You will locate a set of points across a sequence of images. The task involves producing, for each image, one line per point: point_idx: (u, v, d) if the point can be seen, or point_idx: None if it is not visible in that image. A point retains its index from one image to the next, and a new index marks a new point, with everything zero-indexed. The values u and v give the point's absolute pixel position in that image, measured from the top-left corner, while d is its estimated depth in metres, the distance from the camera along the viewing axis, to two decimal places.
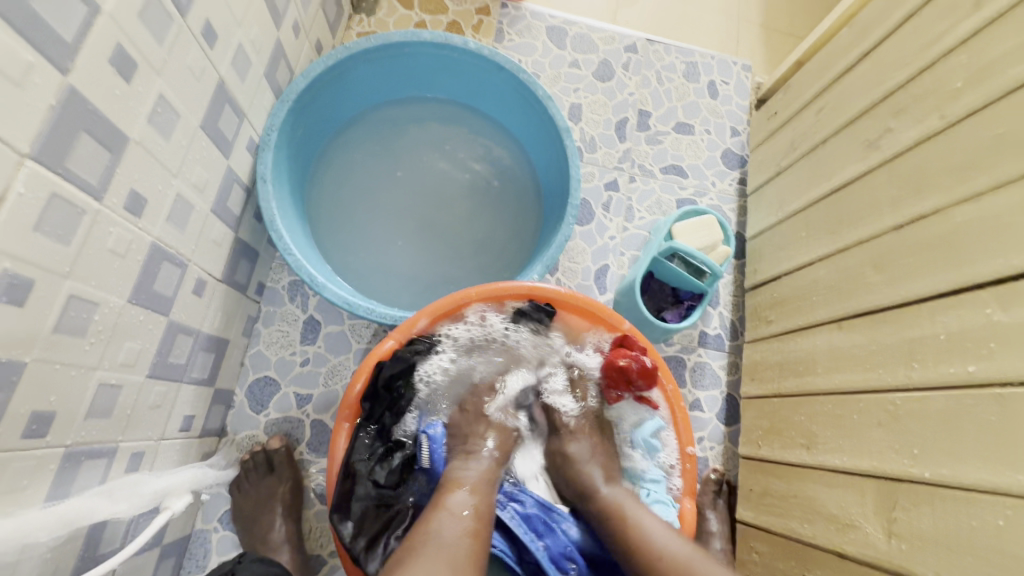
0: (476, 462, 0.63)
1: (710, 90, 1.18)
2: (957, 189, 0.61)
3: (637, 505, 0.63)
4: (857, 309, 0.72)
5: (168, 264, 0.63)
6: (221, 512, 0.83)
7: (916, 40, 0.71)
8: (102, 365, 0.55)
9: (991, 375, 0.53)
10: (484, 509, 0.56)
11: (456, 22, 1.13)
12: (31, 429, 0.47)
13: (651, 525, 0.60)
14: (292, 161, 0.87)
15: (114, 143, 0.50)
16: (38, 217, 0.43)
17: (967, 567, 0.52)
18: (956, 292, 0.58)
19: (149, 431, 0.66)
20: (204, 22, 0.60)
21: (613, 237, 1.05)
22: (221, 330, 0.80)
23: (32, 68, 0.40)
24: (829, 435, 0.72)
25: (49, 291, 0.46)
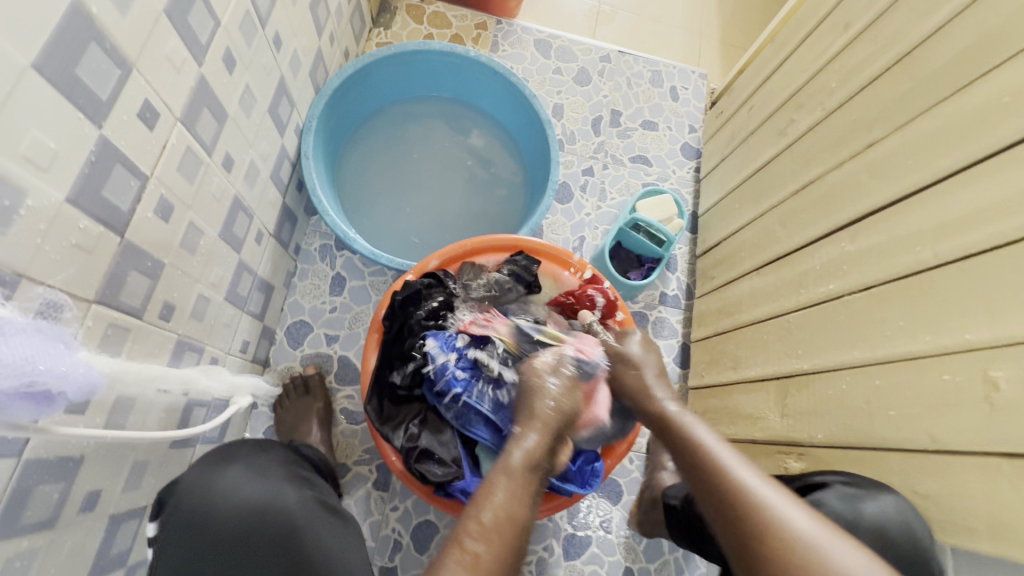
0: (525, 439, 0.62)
1: (672, 94, 1.40)
2: (831, 161, 0.82)
3: (738, 465, 0.53)
4: (770, 257, 0.93)
5: (242, 214, 0.83)
6: (265, 426, 1.03)
7: (813, 51, 0.93)
8: (201, 280, 0.75)
9: (844, 289, 0.74)
10: (516, 514, 0.53)
11: (458, 35, 1.35)
12: (163, 313, 0.67)
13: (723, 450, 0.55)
14: (326, 145, 1.08)
15: (220, 116, 0.71)
16: (179, 161, 0.63)
17: (825, 424, 0.72)
18: (827, 235, 0.80)
19: (222, 343, 0.85)
20: (275, 32, 0.81)
21: (588, 214, 1.27)
22: (270, 276, 1.00)
23: (186, 60, 0.61)
24: (748, 355, 0.93)
25: (180, 216, 0.66)
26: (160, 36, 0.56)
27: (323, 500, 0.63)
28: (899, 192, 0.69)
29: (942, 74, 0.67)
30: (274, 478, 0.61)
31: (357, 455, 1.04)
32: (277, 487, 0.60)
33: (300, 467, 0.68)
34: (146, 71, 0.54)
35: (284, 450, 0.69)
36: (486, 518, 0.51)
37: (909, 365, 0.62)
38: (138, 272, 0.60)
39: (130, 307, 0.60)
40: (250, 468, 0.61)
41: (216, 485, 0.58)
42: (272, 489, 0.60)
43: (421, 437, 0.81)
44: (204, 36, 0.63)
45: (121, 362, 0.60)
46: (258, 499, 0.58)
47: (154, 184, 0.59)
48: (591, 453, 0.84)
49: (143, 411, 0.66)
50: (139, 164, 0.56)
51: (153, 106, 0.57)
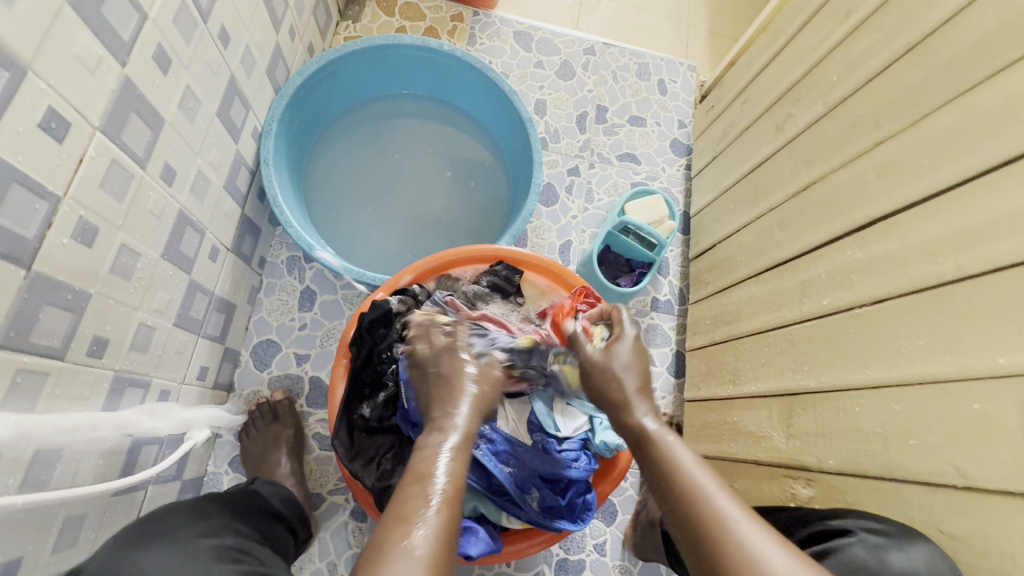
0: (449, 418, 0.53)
1: (659, 87, 1.33)
2: (833, 160, 0.76)
3: (696, 469, 0.47)
4: (770, 262, 0.87)
5: (190, 229, 0.75)
6: (230, 457, 0.94)
7: (811, 41, 0.87)
8: (142, 307, 0.66)
9: (853, 300, 0.68)
10: (461, 475, 0.48)
11: (432, 28, 1.26)
12: (94, 349, 0.59)
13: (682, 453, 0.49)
14: (289, 149, 0.99)
15: (155, 123, 0.62)
16: (103, 177, 0.55)
17: (837, 448, 0.67)
18: (833, 241, 0.74)
19: (174, 373, 0.77)
20: (220, 26, 0.73)
21: (575, 216, 1.20)
22: (230, 294, 0.92)
23: (103, 61, 0.52)
24: (748, 369, 0.87)
25: (108, 238, 0.58)
26: (65, 33, 0.47)
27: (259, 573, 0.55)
28: (913, 196, 0.63)
29: (961, 64, 0.60)
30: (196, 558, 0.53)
31: (332, 483, 0.96)
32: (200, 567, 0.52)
33: (236, 537, 0.60)
34: (47, 74, 0.46)
35: (225, 518, 0.62)
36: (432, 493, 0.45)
37: (931, 389, 0.56)
38: (56, 306, 0.52)
39: (45, 348, 0.52)
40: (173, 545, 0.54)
41: (136, 561, 0.52)
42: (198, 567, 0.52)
43: (394, 474, 0.74)
44: (125, 32, 0.55)
45: (37, 414, 0.52)
46: None
47: (69, 206, 0.51)
48: (581, 484, 0.77)
49: (75, 463, 0.58)
50: (45, 184, 0.48)
51: (62, 115, 0.48)
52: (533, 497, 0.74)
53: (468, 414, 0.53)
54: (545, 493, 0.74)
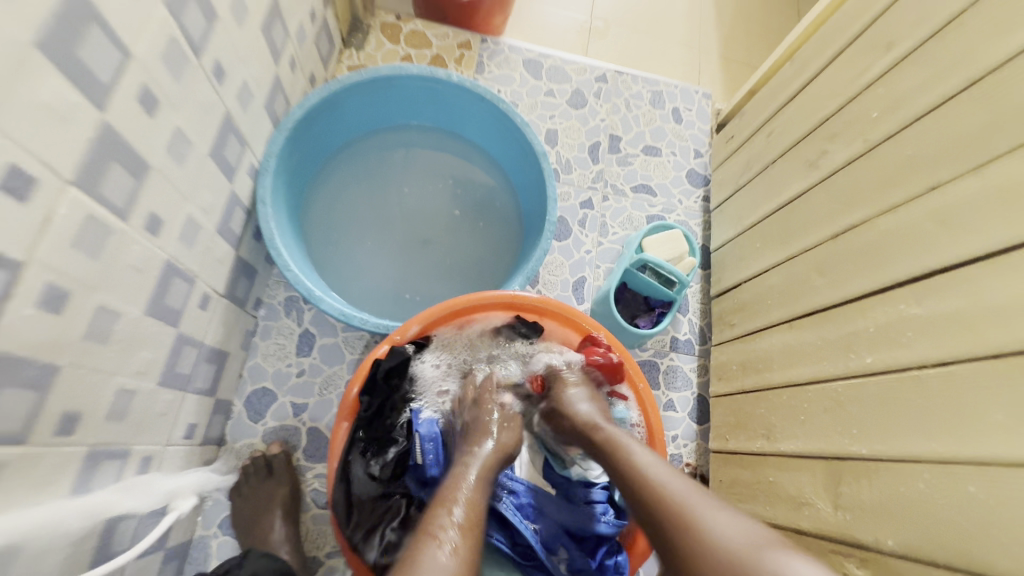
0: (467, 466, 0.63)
1: (674, 115, 1.28)
2: (877, 203, 0.70)
3: (688, 495, 0.54)
4: (806, 308, 0.80)
5: (179, 279, 0.68)
6: (220, 518, 0.86)
7: (845, 73, 0.81)
8: (120, 371, 0.59)
9: (912, 360, 0.61)
10: (478, 509, 0.58)
11: (439, 55, 1.22)
12: (62, 426, 0.52)
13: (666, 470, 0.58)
14: (288, 185, 0.94)
15: (138, 170, 0.56)
16: (76, 236, 0.49)
17: (899, 529, 0.59)
18: (881, 291, 0.67)
19: (158, 437, 0.70)
20: (214, 61, 0.67)
21: (589, 251, 1.14)
22: (222, 343, 0.85)
23: (78, 107, 0.47)
24: (785, 424, 0.80)
25: (82, 301, 0.51)
26: (30, 78, 0.41)
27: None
28: (979, 249, 0.56)
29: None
30: None
31: (331, 546, 0.89)
32: None
33: None
34: (8, 126, 0.40)
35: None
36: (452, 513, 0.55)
37: (1018, 475, 0.49)
38: (16, 386, 0.45)
39: (1, 435, 0.45)
40: None
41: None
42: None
43: (400, 546, 0.68)
44: (105, 74, 0.49)
45: None
46: None
47: (34, 272, 0.45)
48: (612, 541, 0.75)
49: (35, 561, 0.50)
50: (5, 251, 0.42)
51: (27, 171, 0.42)
52: (563, 558, 0.74)
53: (484, 466, 0.64)
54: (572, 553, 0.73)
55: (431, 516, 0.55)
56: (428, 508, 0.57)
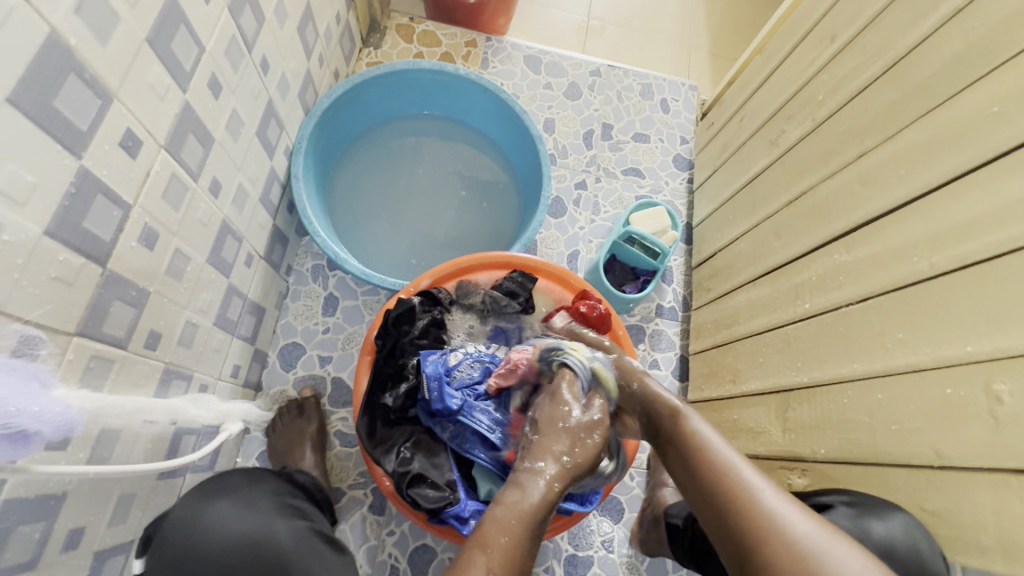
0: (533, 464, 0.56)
1: (662, 106, 1.40)
2: (821, 172, 0.82)
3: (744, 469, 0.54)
4: (766, 268, 0.92)
5: (230, 237, 0.82)
6: (258, 451, 1.00)
7: (801, 62, 0.93)
8: (189, 306, 0.73)
9: (841, 299, 0.73)
10: (536, 521, 0.51)
11: (448, 53, 1.35)
12: (149, 341, 0.65)
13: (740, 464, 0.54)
14: (316, 165, 1.07)
15: (206, 141, 0.70)
16: (164, 189, 0.63)
17: (828, 438, 0.71)
18: (822, 246, 0.79)
19: (212, 370, 0.84)
20: (261, 55, 0.81)
21: (582, 227, 1.26)
22: (261, 299, 0.99)
23: (169, 88, 0.60)
24: (748, 368, 0.92)
25: (166, 242, 0.65)
26: (142, 64, 0.55)
27: (316, 532, 0.61)
28: (892, 203, 0.68)
29: (933, 82, 0.66)
30: (264, 511, 0.60)
31: (352, 478, 1.02)
32: (265, 518, 0.59)
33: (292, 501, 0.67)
34: (128, 100, 0.54)
35: (276, 480, 0.68)
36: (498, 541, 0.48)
37: (910, 378, 0.61)
38: (123, 301, 0.59)
39: (113, 338, 0.59)
40: (239, 499, 0.60)
41: (202, 519, 0.57)
42: (260, 522, 0.58)
43: (413, 461, 0.80)
44: (188, 63, 0.63)
45: (105, 394, 0.59)
46: (246, 529, 0.57)
47: (138, 213, 0.59)
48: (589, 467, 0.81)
49: (130, 444, 0.64)
50: (121, 194, 0.56)
51: (137, 135, 0.56)
52: None
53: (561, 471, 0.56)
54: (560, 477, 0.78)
55: (482, 535, 0.49)
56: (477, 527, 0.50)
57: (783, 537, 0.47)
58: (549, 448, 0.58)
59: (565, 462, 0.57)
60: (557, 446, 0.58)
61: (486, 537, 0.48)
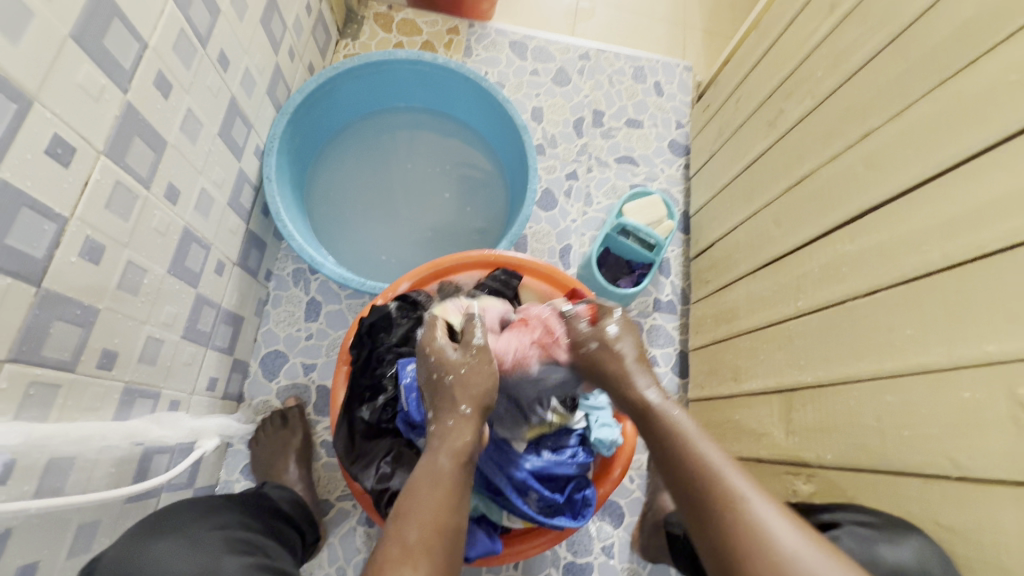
0: (451, 423, 0.56)
1: (656, 89, 1.34)
2: (823, 154, 0.76)
3: (697, 436, 0.49)
4: (766, 259, 0.86)
5: (196, 245, 0.78)
6: (242, 465, 0.97)
7: (799, 36, 0.87)
8: (150, 320, 0.69)
9: (847, 293, 0.67)
10: (451, 496, 0.50)
11: (429, 42, 1.29)
12: (103, 361, 0.61)
13: (737, 481, 0.45)
14: (291, 164, 1.02)
15: (158, 146, 0.66)
16: (109, 198, 0.58)
17: (834, 442, 0.66)
18: (825, 235, 0.73)
19: (183, 385, 0.80)
20: (219, 50, 0.76)
21: (574, 220, 1.21)
22: (238, 307, 0.95)
23: (105, 89, 0.56)
24: (749, 365, 0.86)
25: (115, 255, 0.61)
26: (68, 64, 0.51)
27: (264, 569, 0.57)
28: (899, 187, 0.62)
29: (941, 53, 0.60)
30: (207, 548, 0.56)
31: (340, 490, 0.98)
32: (209, 556, 0.55)
33: (247, 532, 0.63)
34: (52, 103, 0.49)
35: (231, 514, 0.64)
36: (409, 533, 0.46)
37: (924, 381, 0.55)
38: (66, 321, 0.55)
39: (56, 360, 0.55)
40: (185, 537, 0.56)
41: (151, 555, 0.54)
42: (204, 560, 0.54)
43: (392, 478, 0.74)
44: (126, 61, 0.58)
45: (49, 423, 0.55)
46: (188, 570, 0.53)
47: (76, 226, 0.54)
48: (579, 479, 0.77)
49: (87, 472, 0.61)
50: (54, 207, 0.51)
51: (67, 141, 0.52)
52: (534, 497, 0.74)
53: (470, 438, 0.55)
54: (544, 493, 0.74)
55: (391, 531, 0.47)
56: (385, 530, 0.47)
57: (769, 556, 0.40)
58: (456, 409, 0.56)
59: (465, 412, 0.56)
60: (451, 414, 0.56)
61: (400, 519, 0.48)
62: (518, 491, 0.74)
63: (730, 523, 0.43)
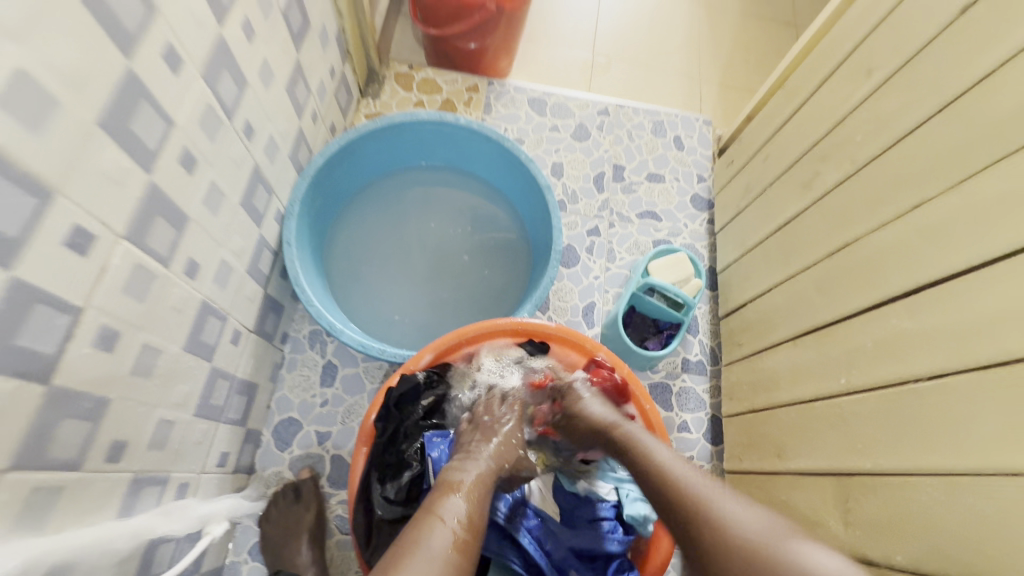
0: (467, 468, 0.66)
1: (676, 143, 1.33)
2: (868, 221, 0.73)
3: (657, 446, 0.64)
4: (809, 325, 0.82)
5: (213, 318, 0.75)
6: (250, 544, 0.91)
7: (831, 98, 0.85)
8: (161, 402, 0.65)
9: (909, 373, 0.62)
10: (476, 518, 0.58)
11: (449, 100, 1.30)
12: (110, 455, 0.57)
13: (665, 454, 0.62)
14: (311, 225, 1.01)
15: (179, 222, 0.63)
16: (126, 282, 0.55)
17: (906, 543, 0.59)
18: (876, 308, 0.69)
19: (193, 465, 0.76)
20: (245, 121, 0.75)
21: (597, 276, 1.17)
22: (252, 375, 0.91)
23: (129, 172, 0.54)
24: (795, 441, 0.80)
25: (129, 340, 0.57)
26: (93, 152, 0.49)
27: None
28: (964, 263, 0.58)
29: (1000, 125, 0.57)
30: None
31: (353, 571, 0.92)
32: None
33: None
34: (75, 192, 0.47)
35: None
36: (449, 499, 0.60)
37: (1013, 484, 0.49)
38: (73, 417, 0.51)
39: (60, 462, 0.51)
40: None
41: None
42: None
43: None
44: (153, 141, 0.56)
45: (49, 531, 0.50)
46: None
47: (92, 315, 0.51)
48: (621, 558, 0.75)
49: None
50: (69, 298, 0.48)
51: (88, 229, 0.49)
52: None
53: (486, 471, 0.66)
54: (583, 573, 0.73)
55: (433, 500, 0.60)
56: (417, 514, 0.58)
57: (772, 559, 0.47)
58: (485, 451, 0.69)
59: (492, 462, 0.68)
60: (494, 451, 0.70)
61: (454, 483, 0.62)
62: (557, 570, 0.73)
63: (710, 539, 0.51)
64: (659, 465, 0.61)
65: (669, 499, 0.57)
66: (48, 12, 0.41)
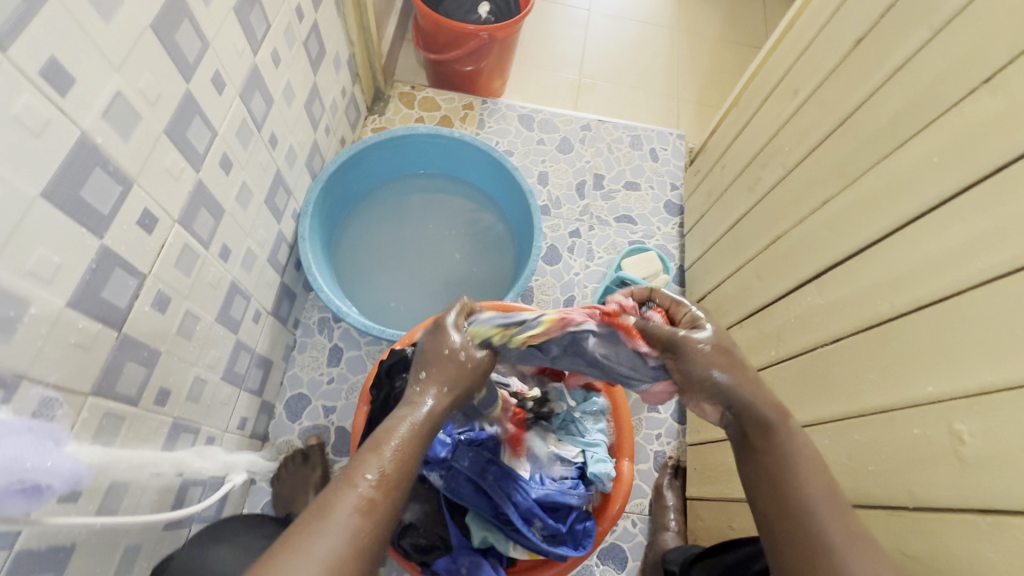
0: (422, 391, 0.56)
1: (652, 155, 1.47)
2: (793, 217, 0.86)
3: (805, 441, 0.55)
4: (751, 309, 0.94)
5: (239, 296, 0.89)
6: (263, 502, 1.03)
7: (770, 114, 0.99)
8: (198, 362, 0.79)
9: (817, 340, 0.75)
10: (393, 481, 0.49)
11: (447, 116, 1.46)
12: (159, 398, 0.71)
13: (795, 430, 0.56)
14: (322, 224, 1.15)
15: (217, 213, 0.78)
16: (177, 258, 0.69)
17: None
18: (797, 289, 0.82)
19: (219, 422, 0.89)
20: (271, 132, 0.90)
21: (577, 273, 1.31)
22: (269, 352, 1.04)
23: (184, 170, 0.68)
24: None
25: (177, 305, 0.71)
26: (160, 153, 0.63)
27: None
28: (855, 247, 0.71)
29: (880, 135, 0.71)
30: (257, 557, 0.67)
31: None
32: None
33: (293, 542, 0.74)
34: (146, 183, 0.61)
35: (276, 526, 0.75)
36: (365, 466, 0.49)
37: (883, 419, 0.62)
38: (135, 361, 0.65)
39: (125, 396, 0.64)
40: (236, 546, 0.68)
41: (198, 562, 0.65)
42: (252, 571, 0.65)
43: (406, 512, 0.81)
44: (201, 146, 0.71)
45: (114, 449, 0.63)
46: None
47: (152, 281, 0.65)
48: (581, 510, 0.83)
49: (137, 496, 0.68)
50: (137, 265, 0.62)
51: (153, 213, 0.64)
52: (538, 526, 0.80)
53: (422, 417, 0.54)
54: (547, 522, 0.80)
55: (352, 465, 0.50)
56: (325, 488, 0.48)
57: (840, 550, 0.48)
58: (441, 371, 0.58)
59: (443, 388, 0.57)
60: (434, 375, 0.58)
61: (380, 440, 0.52)
62: (524, 519, 0.79)
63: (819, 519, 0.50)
64: (792, 442, 0.55)
65: (779, 450, 0.55)
66: (136, 50, 0.56)
